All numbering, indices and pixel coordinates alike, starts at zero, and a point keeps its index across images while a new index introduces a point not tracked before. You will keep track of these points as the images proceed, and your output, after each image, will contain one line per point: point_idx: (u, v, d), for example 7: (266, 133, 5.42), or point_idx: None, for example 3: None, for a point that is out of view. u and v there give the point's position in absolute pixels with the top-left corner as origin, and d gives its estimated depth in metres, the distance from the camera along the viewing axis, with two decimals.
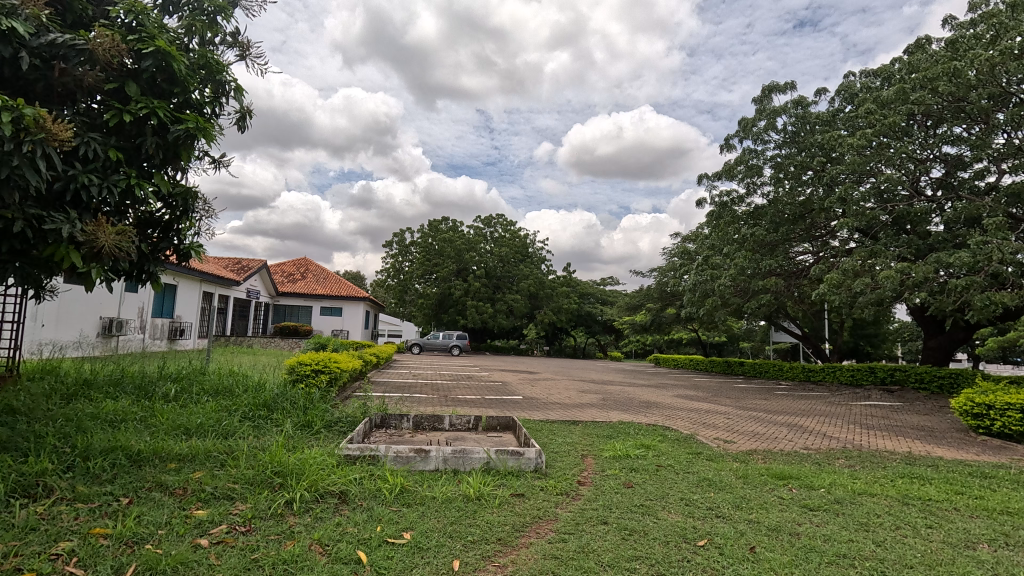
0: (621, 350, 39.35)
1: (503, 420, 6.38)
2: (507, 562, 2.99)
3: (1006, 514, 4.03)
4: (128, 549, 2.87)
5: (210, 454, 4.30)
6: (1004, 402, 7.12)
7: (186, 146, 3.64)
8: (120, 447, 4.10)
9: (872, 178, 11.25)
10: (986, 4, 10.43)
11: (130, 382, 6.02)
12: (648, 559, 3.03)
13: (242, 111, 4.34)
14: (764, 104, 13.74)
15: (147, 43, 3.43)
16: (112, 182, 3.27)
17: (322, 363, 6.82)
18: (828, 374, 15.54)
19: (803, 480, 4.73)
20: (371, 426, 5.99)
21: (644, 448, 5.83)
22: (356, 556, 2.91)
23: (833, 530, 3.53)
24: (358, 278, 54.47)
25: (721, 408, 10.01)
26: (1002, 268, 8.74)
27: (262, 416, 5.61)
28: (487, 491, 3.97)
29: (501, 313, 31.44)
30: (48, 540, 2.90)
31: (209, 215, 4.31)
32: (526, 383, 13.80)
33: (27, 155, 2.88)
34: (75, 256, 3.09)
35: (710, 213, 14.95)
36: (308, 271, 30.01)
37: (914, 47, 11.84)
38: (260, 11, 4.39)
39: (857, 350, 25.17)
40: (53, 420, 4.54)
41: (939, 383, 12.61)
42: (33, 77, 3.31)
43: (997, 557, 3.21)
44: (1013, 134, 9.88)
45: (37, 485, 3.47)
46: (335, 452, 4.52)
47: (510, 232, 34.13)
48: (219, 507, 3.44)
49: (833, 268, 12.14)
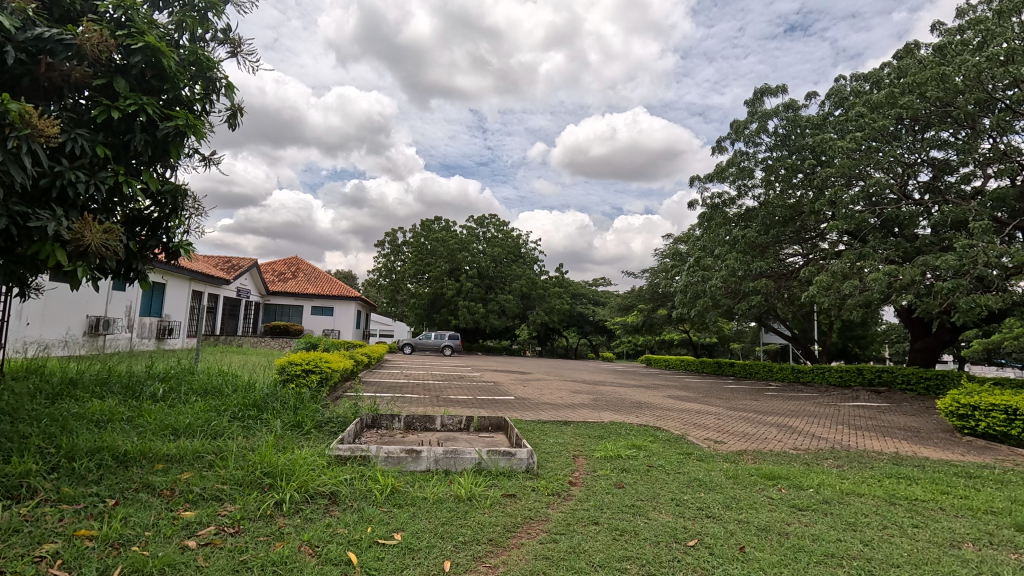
0: (613, 350, 39.48)
1: (495, 420, 6.38)
2: (498, 562, 2.99)
3: (991, 513, 4.09)
4: (113, 551, 2.83)
5: (199, 455, 4.25)
6: (989, 402, 7.22)
7: (176, 143, 3.60)
8: (107, 447, 4.05)
9: (862, 181, 11.36)
10: (973, 10, 10.59)
11: (117, 382, 5.95)
12: (639, 560, 3.04)
13: (233, 107, 4.30)
14: (756, 106, 13.83)
15: (137, 39, 3.39)
16: (100, 180, 3.24)
17: (312, 364, 6.77)
18: (817, 375, 15.67)
19: (793, 480, 4.77)
20: (361, 426, 5.96)
21: (636, 449, 5.87)
22: (347, 558, 2.89)
23: (821, 529, 3.57)
24: (349, 277, 54.16)
25: (712, 409, 10.06)
26: (988, 270, 8.85)
27: (252, 415, 5.56)
28: (478, 491, 3.97)
29: (493, 313, 31.37)
30: (32, 542, 2.85)
31: (198, 214, 4.25)
32: (518, 384, 13.77)
33: (11, 151, 2.83)
34: (61, 255, 3.06)
35: (702, 215, 15.04)
36: (300, 269, 29.83)
37: (903, 53, 11.99)
38: (251, 8, 4.35)
39: (846, 351, 25.41)
40: (38, 420, 4.48)
41: (926, 385, 12.77)
42: (19, 71, 3.25)
43: (983, 556, 3.25)
44: (999, 138, 10.06)
45: (21, 487, 3.42)
46: (326, 452, 4.51)
47: (502, 232, 34.12)
48: (208, 508, 3.41)
49: (822, 269, 12.25)
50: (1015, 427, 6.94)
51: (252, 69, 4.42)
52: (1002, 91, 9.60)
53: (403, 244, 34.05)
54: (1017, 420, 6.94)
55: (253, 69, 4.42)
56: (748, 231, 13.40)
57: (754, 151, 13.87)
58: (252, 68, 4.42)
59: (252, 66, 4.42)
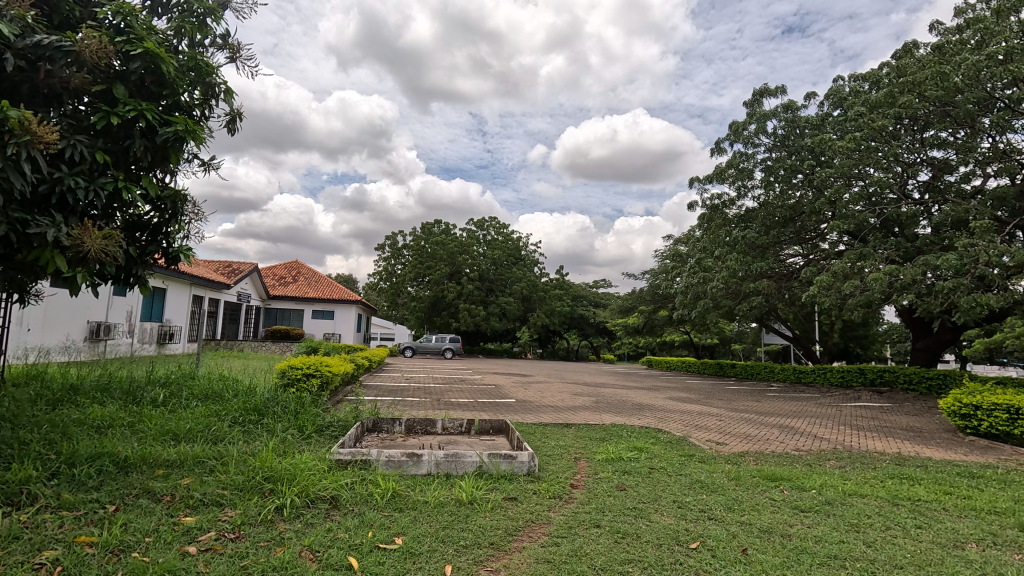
0: (614, 352, 39.37)
1: (496, 424, 6.35)
2: (499, 566, 2.98)
3: (994, 513, 4.07)
4: (114, 558, 2.83)
5: (199, 461, 4.24)
6: (991, 402, 7.20)
7: (175, 149, 3.61)
8: (108, 453, 4.05)
9: (861, 181, 11.35)
10: (972, 10, 10.60)
11: (118, 387, 5.94)
12: (641, 562, 3.02)
13: (232, 113, 4.31)
14: (754, 108, 13.87)
15: (136, 45, 3.40)
16: (99, 186, 3.24)
17: (313, 368, 6.71)
18: (818, 375, 15.59)
19: (795, 481, 4.77)
20: (362, 431, 5.92)
21: (636, 451, 5.87)
22: (347, 562, 2.88)
23: (824, 530, 3.56)
24: (348, 279, 54.28)
25: (712, 410, 10.04)
26: (989, 269, 8.82)
27: (253, 420, 5.56)
28: (479, 495, 3.95)
29: (494, 316, 31.33)
30: (31, 549, 2.84)
31: (199, 219, 4.25)
32: (518, 386, 13.74)
33: (11, 158, 2.83)
34: (60, 261, 3.05)
35: (701, 216, 15.03)
36: (300, 273, 29.85)
37: (902, 52, 12.00)
38: (251, 13, 4.36)
39: (847, 351, 25.32)
40: (39, 427, 4.48)
41: (928, 385, 12.76)
42: (18, 79, 3.26)
43: (987, 556, 3.23)
44: (998, 137, 10.09)
45: (21, 493, 3.41)
46: (327, 456, 4.51)
47: (503, 235, 34.04)
48: (209, 514, 3.40)
49: (822, 268, 12.25)
50: (1017, 427, 6.91)
51: (250, 75, 4.43)
52: (1001, 91, 9.62)
53: (403, 247, 34.00)
54: (1019, 419, 6.92)
55: (252, 75, 4.43)
56: (749, 231, 13.40)
57: (753, 152, 13.87)
58: (251, 75, 4.43)
59: (251, 71, 4.43)
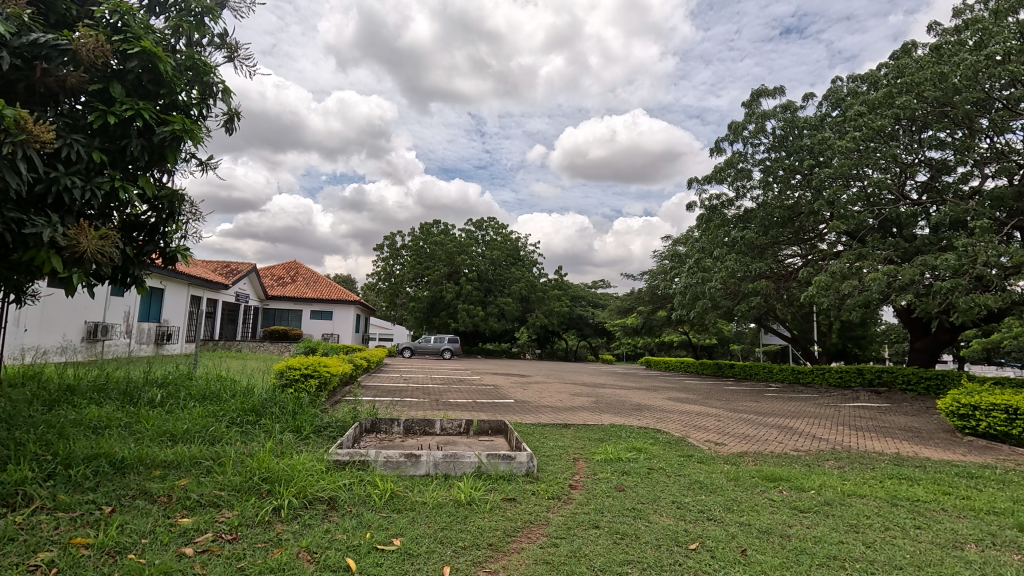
0: (614, 353, 39.38)
1: (494, 424, 6.32)
2: (498, 567, 2.97)
3: (993, 513, 4.07)
4: (110, 559, 2.81)
5: (196, 461, 4.23)
6: (989, 402, 7.21)
7: (172, 148, 3.60)
8: (104, 454, 4.03)
9: (859, 182, 11.38)
10: (970, 10, 10.60)
11: (114, 388, 5.92)
12: (639, 563, 3.01)
13: (230, 112, 4.30)
14: (753, 108, 13.88)
15: (132, 44, 3.38)
16: (96, 185, 3.23)
17: (311, 368, 6.71)
18: (817, 376, 15.60)
19: (794, 481, 4.77)
20: (361, 431, 5.91)
21: (635, 451, 5.86)
22: (345, 564, 2.86)
23: (823, 531, 3.56)
24: (347, 280, 54.37)
25: (711, 411, 10.03)
26: (986, 269, 8.84)
27: (251, 421, 5.54)
28: (477, 496, 3.94)
29: (493, 316, 31.31)
30: (27, 550, 2.82)
31: (197, 218, 4.23)
32: (517, 386, 13.74)
33: (6, 157, 2.82)
34: (56, 261, 3.03)
35: (700, 215, 15.04)
36: (299, 274, 29.84)
37: (900, 53, 12.03)
38: (249, 11, 4.34)
39: (845, 351, 25.37)
40: (34, 428, 4.46)
41: (926, 385, 12.80)
42: (14, 77, 3.25)
43: (985, 557, 3.23)
44: (996, 138, 10.10)
45: (17, 494, 3.39)
46: (325, 458, 4.50)
47: (502, 235, 34.05)
48: (206, 515, 3.38)
49: (821, 269, 12.28)
50: (1016, 427, 6.91)
51: (249, 74, 4.42)
52: (999, 92, 9.55)
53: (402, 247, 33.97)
54: (1017, 419, 6.92)
55: (250, 74, 4.42)
56: (747, 232, 13.41)
57: (751, 152, 13.89)
58: (249, 74, 4.42)
59: (249, 71, 4.42)
